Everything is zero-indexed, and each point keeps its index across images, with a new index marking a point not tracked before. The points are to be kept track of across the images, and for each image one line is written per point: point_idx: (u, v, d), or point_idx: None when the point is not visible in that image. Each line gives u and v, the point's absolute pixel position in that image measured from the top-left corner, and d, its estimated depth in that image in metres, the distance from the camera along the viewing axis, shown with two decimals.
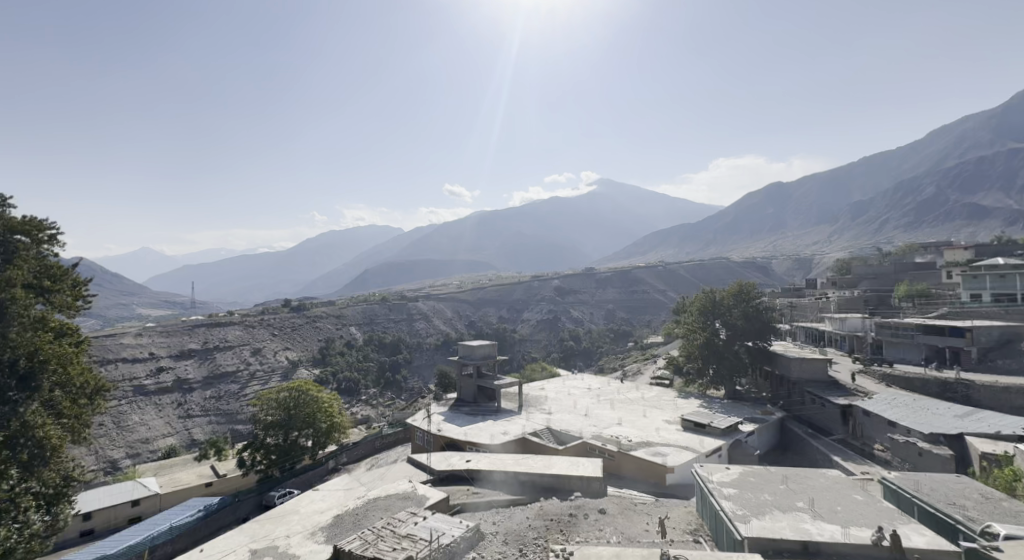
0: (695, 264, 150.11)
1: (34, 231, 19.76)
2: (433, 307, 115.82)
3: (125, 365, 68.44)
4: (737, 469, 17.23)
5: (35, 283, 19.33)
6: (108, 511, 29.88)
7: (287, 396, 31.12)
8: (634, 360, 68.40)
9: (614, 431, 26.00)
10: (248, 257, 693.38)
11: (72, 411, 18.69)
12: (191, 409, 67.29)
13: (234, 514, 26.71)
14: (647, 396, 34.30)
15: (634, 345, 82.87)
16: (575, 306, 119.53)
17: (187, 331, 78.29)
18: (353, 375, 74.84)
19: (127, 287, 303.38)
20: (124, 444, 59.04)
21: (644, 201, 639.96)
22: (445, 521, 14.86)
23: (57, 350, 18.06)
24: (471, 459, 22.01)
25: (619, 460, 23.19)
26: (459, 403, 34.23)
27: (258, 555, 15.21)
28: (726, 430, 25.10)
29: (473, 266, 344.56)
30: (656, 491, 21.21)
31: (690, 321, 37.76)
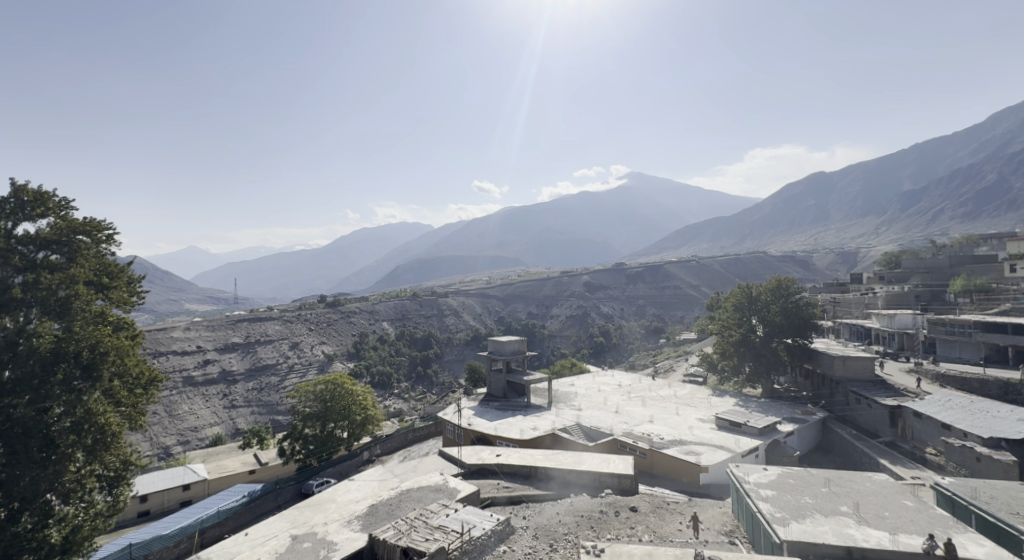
0: (731, 258, 146.91)
1: (95, 230, 20.23)
2: (462, 302, 116.68)
3: (175, 357, 71.23)
4: (776, 469, 16.79)
5: (95, 280, 19.89)
6: (162, 493, 31.22)
7: (322, 389, 31.85)
8: (666, 357, 67.49)
9: (646, 429, 25.67)
10: (284, 255, 711.75)
11: (129, 399, 19.03)
12: (235, 400, 69.41)
13: (277, 500, 27.39)
14: (680, 394, 33.67)
15: (667, 341, 81.52)
16: (606, 302, 118.35)
17: (231, 325, 80.93)
18: (386, 368, 75.87)
19: (174, 281, 316.58)
20: (175, 432, 61.26)
21: (676, 196, 630.17)
22: (476, 514, 14.90)
23: (117, 342, 18.09)
24: (501, 454, 22.07)
25: (651, 458, 22.90)
26: (489, 399, 34.31)
27: (298, 540, 15.57)
28: (763, 429, 24.48)
29: (502, 261, 345.44)
30: (691, 490, 20.81)
31: (727, 318, 37.01)
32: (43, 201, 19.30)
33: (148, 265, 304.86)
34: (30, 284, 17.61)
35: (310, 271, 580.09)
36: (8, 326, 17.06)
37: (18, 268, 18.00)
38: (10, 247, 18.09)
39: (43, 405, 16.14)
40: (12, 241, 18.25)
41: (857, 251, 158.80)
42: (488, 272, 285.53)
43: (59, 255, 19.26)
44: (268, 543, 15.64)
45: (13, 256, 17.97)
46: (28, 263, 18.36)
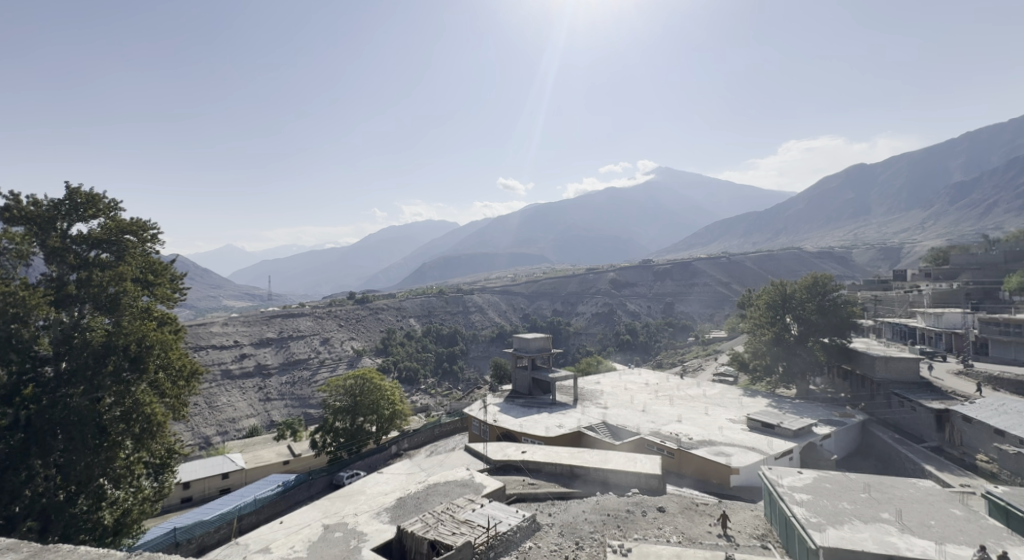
0: (764, 254, 143.61)
1: (141, 230, 20.89)
2: (488, 300, 116.91)
3: (214, 351, 73.29)
4: (810, 473, 16.33)
5: (141, 278, 20.40)
6: (204, 481, 32.12)
7: (352, 384, 32.32)
8: (694, 355, 66.46)
9: (674, 429, 25.29)
10: (313, 252, 725.21)
11: (174, 390, 19.32)
12: (270, 393, 70.97)
13: (309, 490, 27.69)
14: (710, 393, 33.08)
15: (696, 339, 80.28)
16: (632, 300, 117.16)
17: (266, 321, 82.88)
18: (412, 364, 76.60)
19: (211, 279, 326.54)
20: (215, 423, 62.94)
21: (705, 192, 619.18)
22: (502, 509, 14.89)
23: (163, 336, 18.48)
24: (526, 451, 22.00)
25: (679, 458, 22.57)
26: (515, 396, 34.25)
27: (330, 529, 15.81)
28: (798, 431, 23.84)
29: (527, 259, 345.15)
30: (722, 492, 20.37)
31: (759, 315, 36.29)
32: (94, 203, 20.01)
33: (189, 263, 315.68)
34: (82, 280, 18.42)
35: (338, 268, 589.62)
36: (63, 320, 17.95)
37: (72, 266, 18.93)
38: (65, 246, 19.03)
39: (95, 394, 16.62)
40: (66, 240, 19.14)
41: (900, 247, 153.06)
42: (513, 270, 285.63)
43: (109, 254, 20.13)
44: (301, 531, 15.93)
45: (67, 254, 18.91)
46: (82, 261, 19.25)
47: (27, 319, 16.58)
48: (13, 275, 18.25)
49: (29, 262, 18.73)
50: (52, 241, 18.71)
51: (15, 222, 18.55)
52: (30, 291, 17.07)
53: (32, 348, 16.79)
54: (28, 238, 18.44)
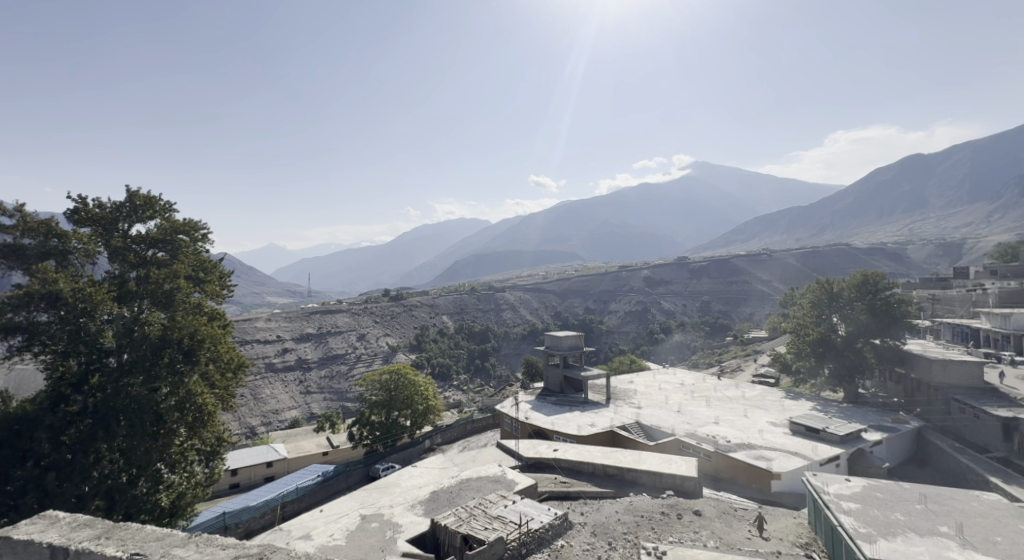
0: (810, 251, 138.60)
1: (193, 230, 21.57)
2: (519, 297, 116.93)
3: (258, 345, 75.79)
4: (859, 481, 15.66)
5: (194, 275, 21.19)
6: (250, 468, 33.20)
7: (387, 378, 33.07)
8: (733, 356, 64.85)
9: (711, 431, 24.75)
10: (348, 251, 740.04)
11: (223, 382, 19.90)
12: (310, 386, 72.68)
13: (347, 481, 28.07)
14: (749, 395, 32.22)
15: (735, 339, 78.48)
16: (668, 298, 115.23)
17: (306, 317, 85.30)
18: (445, 360, 77.32)
19: (253, 276, 337.37)
20: (259, 414, 64.85)
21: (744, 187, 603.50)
22: (534, 506, 14.74)
23: (215, 330, 19.16)
24: (558, 449, 21.86)
25: (716, 461, 22.05)
26: (546, 393, 34.06)
27: (366, 520, 16.05)
28: (845, 436, 22.97)
29: (559, 256, 343.86)
30: (762, 497, 19.75)
31: (804, 315, 35.22)
32: (151, 204, 20.88)
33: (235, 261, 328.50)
34: (142, 278, 19.18)
35: (372, 266, 600.48)
36: (125, 315, 18.75)
37: (132, 264, 19.78)
38: (126, 246, 19.95)
39: (153, 384, 17.24)
40: (127, 240, 20.04)
41: (958, 244, 145.03)
42: (544, 268, 284.88)
43: (165, 253, 20.92)
44: (339, 521, 16.22)
45: (127, 253, 19.79)
46: (140, 260, 20.08)
47: (93, 313, 17.43)
48: (80, 274, 19.04)
49: (94, 261, 19.48)
50: (114, 241, 19.65)
51: (82, 224, 19.46)
52: (96, 287, 17.84)
53: (98, 341, 17.48)
54: (93, 239, 19.18)
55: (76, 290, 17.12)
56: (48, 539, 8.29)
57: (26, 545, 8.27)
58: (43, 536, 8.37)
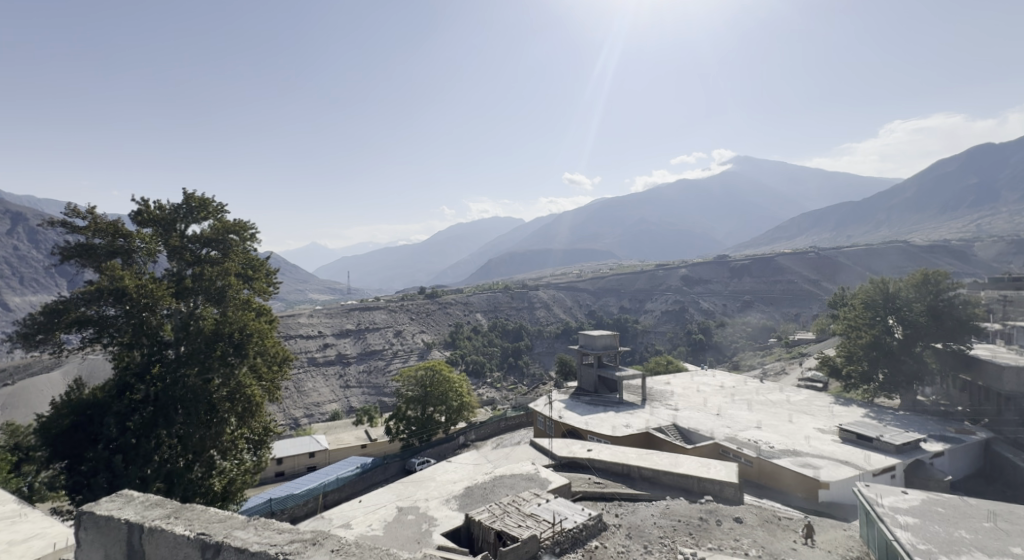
0: (863, 249, 132.59)
1: (243, 230, 22.09)
2: (553, 296, 116.62)
3: (301, 340, 78.13)
4: (916, 494, 14.89)
5: (243, 273, 21.77)
6: (294, 457, 34.22)
7: (423, 374, 33.55)
8: (777, 359, 62.80)
9: (752, 435, 24.00)
10: (385, 250, 753.61)
11: (269, 374, 20.31)
12: (349, 380, 74.05)
13: (385, 473, 28.35)
14: (794, 399, 31.14)
15: (778, 341, 76.07)
16: (706, 298, 112.66)
17: (346, 314, 87.53)
18: (479, 358, 77.61)
19: (295, 273, 347.47)
20: (303, 406, 66.55)
21: (787, 183, 584.57)
22: (568, 506, 14.48)
23: (262, 325, 19.54)
24: (592, 449, 21.61)
25: (758, 467, 21.39)
26: (581, 393, 33.62)
27: (403, 512, 16.18)
28: (901, 446, 21.93)
29: (594, 255, 341.21)
30: (807, 507, 19.01)
31: (854, 317, 33.66)
32: (204, 205, 21.53)
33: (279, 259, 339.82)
34: (197, 275, 19.90)
35: (408, 265, 609.66)
36: (182, 310, 19.51)
37: (188, 262, 20.44)
38: (183, 246, 20.64)
39: (207, 375, 17.71)
40: (184, 240, 20.78)
41: None
42: (577, 266, 283.01)
43: (217, 251, 21.50)
44: (376, 512, 16.39)
45: (184, 252, 20.48)
46: (196, 258, 20.71)
47: (155, 308, 18.10)
48: (142, 271, 19.93)
49: (155, 259, 20.28)
50: (172, 241, 20.37)
51: (144, 225, 20.37)
52: (157, 283, 18.61)
53: (158, 334, 18.20)
54: (155, 238, 19.98)
55: (140, 285, 17.82)
56: (125, 517, 8.52)
57: (106, 521, 8.55)
58: (120, 513, 8.62)
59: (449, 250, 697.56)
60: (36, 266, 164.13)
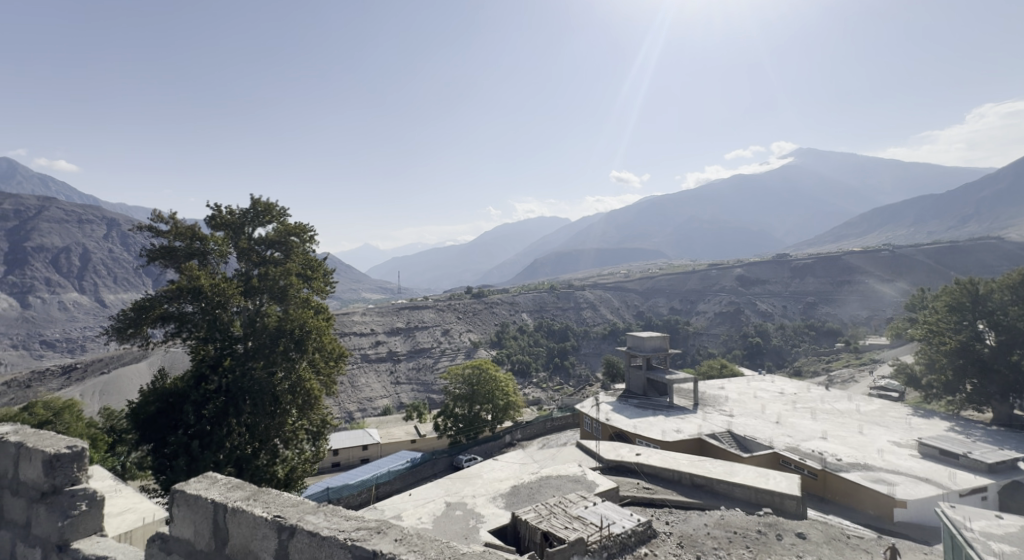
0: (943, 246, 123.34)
1: (303, 232, 22.66)
2: (600, 296, 115.29)
3: (355, 337, 80.47)
4: (1010, 519, 13.60)
5: (302, 273, 22.39)
6: (348, 449, 35.15)
7: (471, 373, 33.93)
8: (845, 366, 59.41)
9: (817, 447, 22.70)
10: (434, 251, 766.89)
11: (326, 369, 20.83)
12: (400, 377, 75.31)
13: (433, 469, 28.45)
14: (863, 410, 29.37)
15: (846, 347, 72.00)
16: (763, 299, 108.63)
17: (396, 312, 89.70)
18: (525, 357, 77.51)
19: (350, 272, 359.29)
20: (356, 400, 68.17)
21: (852, 177, 554.18)
22: (615, 510, 13.99)
23: (321, 323, 20.01)
24: (641, 453, 21.08)
25: (824, 481, 20.29)
26: (629, 395, 32.91)
27: (450, 507, 16.20)
28: (993, 465, 20.22)
29: (643, 255, 335.36)
30: (881, 525, 17.78)
31: (939, 321, 31.68)
32: (268, 209, 22.24)
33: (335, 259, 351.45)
34: (262, 275, 20.61)
35: (456, 265, 618.15)
36: (250, 307, 20.20)
37: (255, 263, 21.20)
38: (250, 247, 21.42)
39: (271, 368, 18.17)
40: (251, 242, 21.55)
41: None
42: (624, 266, 279.09)
43: (280, 253, 22.11)
44: (424, 507, 16.48)
45: (252, 253, 21.24)
46: (261, 259, 21.44)
47: (226, 305, 18.86)
48: (215, 271, 20.88)
49: (226, 260, 21.15)
50: (241, 242, 21.19)
51: (217, 228, 21.29)
52: (228, 282, 19.42)
53: (229, 329, 18.89)
54: (226, 241, 20.89)
55: (214, 285, 18.70)
56: (211, 495, 6.49)
57: (193, 499, 6.52)
58: (208, 491, 6.61)
59: (496, 250, 701.55)
60: (127, 267, 177.20)
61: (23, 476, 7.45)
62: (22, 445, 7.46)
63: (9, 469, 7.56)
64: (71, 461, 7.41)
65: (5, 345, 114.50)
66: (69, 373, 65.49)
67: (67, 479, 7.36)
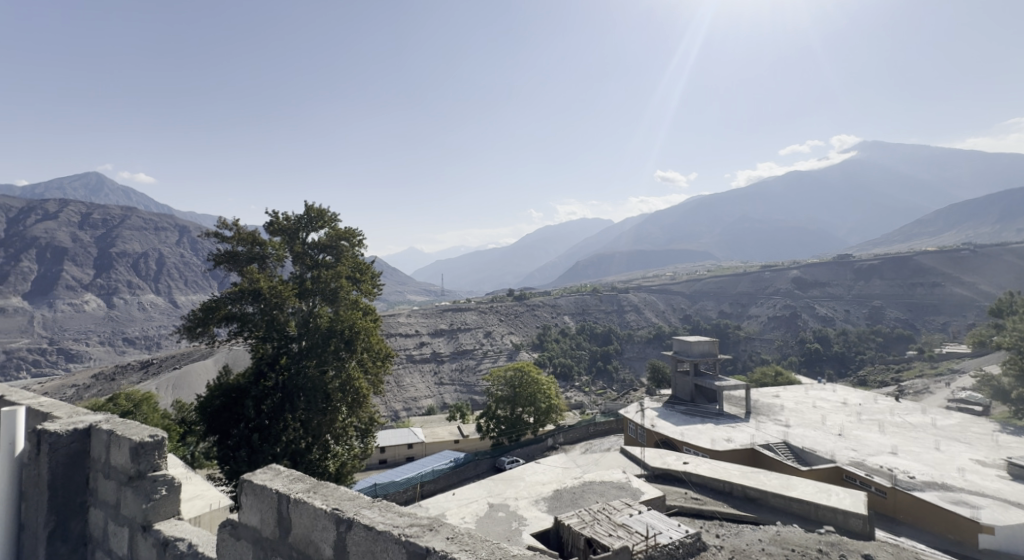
0: None
1: (352, 236, 23.02)
2: (645, 299, 113.29)
3: (400, 338, 81.93)
4: None
5: (352, 276, 22.71)
6: (394, 447, 35.58)
7: (512, 375, 33.73)
8: (918, 376, 55.81)
9: (885, 463, 21.32)
10: (478, 253, 773.65)
11: (374, 368, 21.07)
12: (443, 378, 75.62)
13: (477, 469, 28.33)
14: (939, 424, 27.40)
15: (920, 355, 67.71)
16: (823, 303, 103.84)
17: (439, 314, 90.86)
18: (568, 360, 76.69)
19: (397, 276, 366.82)
20: (402, 400, 69.02)
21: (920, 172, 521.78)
22: (661, 520, 13.36)
23: (370, 323, 20.30)
24: (689, 461, 20.34)
25: (894, 500, 18.98)
26: (676, 402, 31.94)
27: (493, 508, 16.00)
28: None
29: (692, 257, 327.77)
30: (960, 552, 16.41)
31: None
32: (320, 215, 22.70)
33: (383, 262, 360.63)
34: (315, 278, 21.06)
35: (500, 267, 620.93)
36: (304, 308, 20.60)
37: (309, 266, 21.65)
38: (305, 251, 21.85)
39: (323, 366, 18.49)
40: (305, 247, 22.01)
41: None
42: (673, 268, 273.57)
43: (331, 256, 22.48)
44: (467, 506, 16.35)
45: (306, 257, 21.67)
46: (314, 263, 21.87)
47: (283, 306, 19.26)
48: (273, 274, 21.48)
49: (283, 264, 21.69)
50: (296, 247, 21.71)
51: (275, 234, 21.88)
52: (284, 284, 19.85)
53: (285, 329, 19.30)
54: (283, 245, 21.43)
55: (272, 287, 19.18)
56: (276, 486, 5.74)
57: (260, 488, 5.79)
58: (273, 481, 5.85)
59: (540, 252, 700.50)
60: (195, 271, 187.15)
61: (111, 461, 6.93)
62: (111, 433, 6.95)
63: (100, 456, 7.06)
64: (153, 448, 6.84)
65: (92, 340, 122.48)
66: (147, 367, 69.35)
67: (149, 465, 6.78)
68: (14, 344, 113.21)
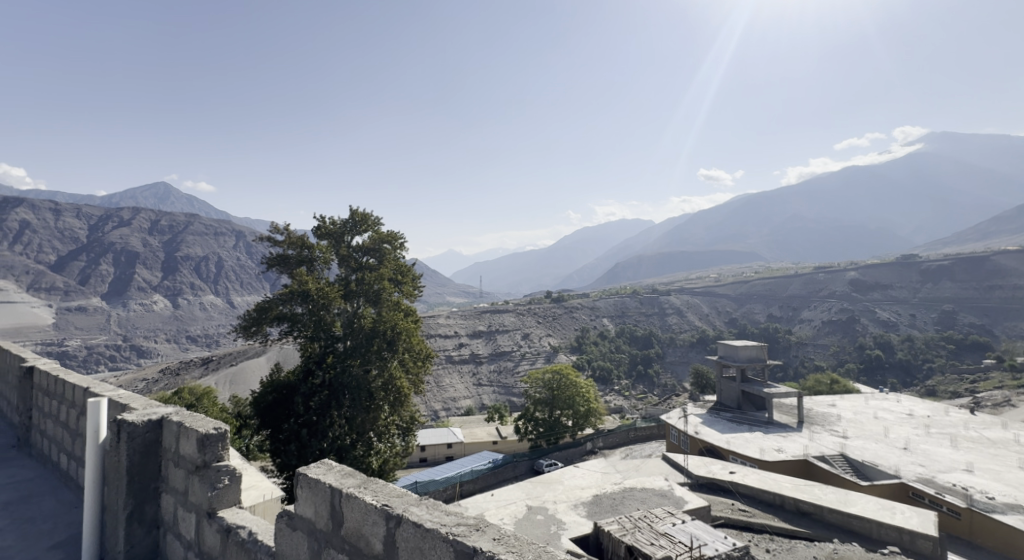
0: None
1: (394, 239, 23.14)
2: (687, 302, 110.71)
3: (440, 339, 82.75)
4: None
5: (394, 278, 22.82)
6: (433, 446, 35.69)
7: (550, 378, 33.25)
8: (997, 387, 52.18)
9: (958, 481, 19.88)
10: (518, 256, 774.96)
11: (415, 369, 21.07)
12: (482, 379, 75.62)
13: (515, 471, 28.10)
14: (1017, 440, 25.44)
15: (998, 364, 63.33)
16: (884, 307, 98.77)
17: (478, 316, 91.31)
18: (607, 364, 75.69)
19: (438, 279, 371.48)
20: (441, 400, 69.39)
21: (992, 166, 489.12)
22: (706, 531, 12.61)
23: (410, 325, 20.33)
24: (736, 471, 19.48)
25: (968, 520, 17.65)
26: (722, 408, 30.84)
27: (532, 511, 15.66)
28: None
29: (738, 259, 318.91)
30: None
31: None
32: (364, 219, 22.96)
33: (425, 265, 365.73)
34: (358, 280, 21.23)
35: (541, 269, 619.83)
36: (349, 309, 20.80)
37: (353, 269, 21.84)
38: (350, 254, 22.08)
39: (366, 365, 18.55)
40: (350, 250, 22.27)
41: None
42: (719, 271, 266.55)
43: (373, 259, 22.68)
44: (505, 508, 16.09)
45: (351, 260, 21.90)
46: (358, 265, 22.06)
47: (329, 307, 19.44)
48: (320, 276, 21.81)
49: (330, 267, 21.98)
50: (342, 250, 21.95)
51: (322, 237, 22.22)
52: (330, 285, 20.11)
53: (331, 329, 19.51)
54: (329, 248, 21.72)
55: (319, 288, 19.38)
56: (329, 480, 5.48)
57: (313, 481, 5.52)
58: (328, 475, 5.59)
59: (580, 255, 695.66)
60: (249, 273, 194.61)
61: (180, 450, 6.51)
62: (180, 423, 6.52)
63: (170, 444, 6.64)
64: (218, 440, 6.36)
65: (159, 338, 129.08)
66: (206, 364, 72.46)
67: (214, 455, 6.30)
68: (92, 339, 120.59)
